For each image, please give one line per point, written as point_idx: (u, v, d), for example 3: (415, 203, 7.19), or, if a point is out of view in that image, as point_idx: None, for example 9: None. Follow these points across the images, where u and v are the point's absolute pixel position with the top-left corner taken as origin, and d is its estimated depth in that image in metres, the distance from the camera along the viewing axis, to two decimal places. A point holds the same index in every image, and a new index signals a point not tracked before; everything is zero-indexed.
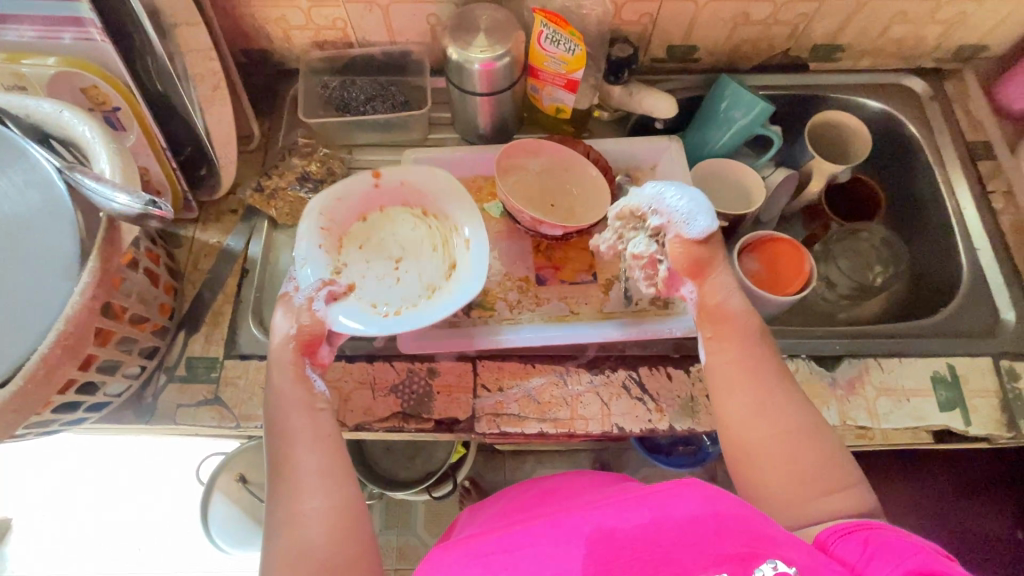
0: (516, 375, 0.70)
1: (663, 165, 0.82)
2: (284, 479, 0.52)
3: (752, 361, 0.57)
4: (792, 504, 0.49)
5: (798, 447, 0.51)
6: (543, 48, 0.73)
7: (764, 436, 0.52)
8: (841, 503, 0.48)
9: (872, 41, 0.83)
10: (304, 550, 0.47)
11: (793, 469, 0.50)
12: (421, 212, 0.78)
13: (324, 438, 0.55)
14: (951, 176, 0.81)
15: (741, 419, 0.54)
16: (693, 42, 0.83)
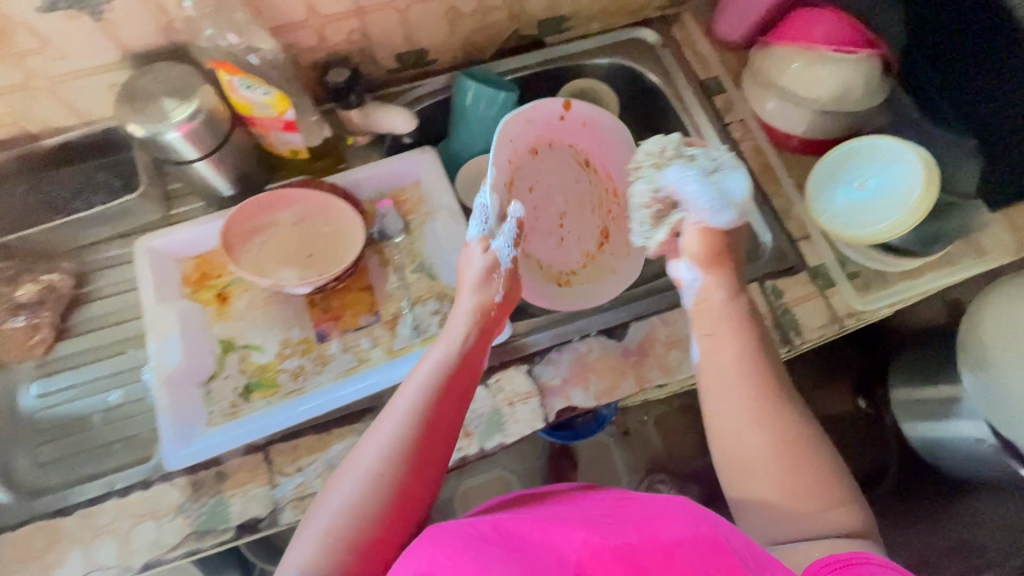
0: (314, 449, 0.66)
1: (424, 178, 0.78)
2: (401, 416, 0.54)
3: (739, 361, 0.58)
4: (804, 515, 0.51)
5: (794, 459, 0.52)
6: (241, 97, 0.66)
7: (758, 450, 0.53)
8: (836, 519, 0.50)
9: (591, 5, 0.83)
10: (376, 492, 0.50)
11: (795, 490, 0.51)
12: (584, 161, 0.80)
13: (460, 391, 0.57)
14: (697, 117, 0.84)
15: (743, 430, 0.54)
16: (419, 47, 0.79)
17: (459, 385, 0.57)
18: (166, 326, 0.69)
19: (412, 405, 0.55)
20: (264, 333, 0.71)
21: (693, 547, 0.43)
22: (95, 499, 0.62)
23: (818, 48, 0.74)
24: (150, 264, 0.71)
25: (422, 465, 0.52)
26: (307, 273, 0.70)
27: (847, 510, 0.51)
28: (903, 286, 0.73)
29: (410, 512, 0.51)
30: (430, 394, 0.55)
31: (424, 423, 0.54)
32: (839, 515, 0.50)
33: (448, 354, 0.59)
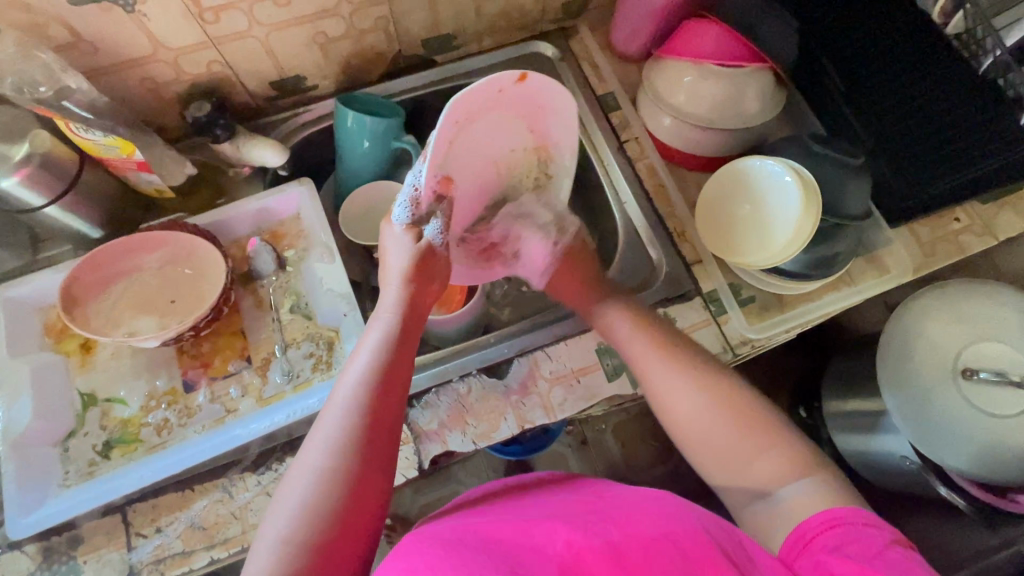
0: (174, 507, 0.62)
1: (303, 213, 0.75)
2: (322, 434, 0.52)
3: (661, 340, 0.62)
4: (740, 474, 0.55)
5: (752, 437, 0.56)
6: (82, 137, 0.62)
7: (690, 419, 0.58)
8: (765, 471, 0.54)
9: (477, 22, 0.80)
10: (316, 510, 0.49)
11: (729, 451, 0.56)
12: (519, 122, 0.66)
13: (393, 389, 0.56)
14: (594, 135, 0.81)
15: (674, 401, 0.59)
16: (294, 73, 0.76)
17: (387, 383, 0.56)
18: (21, 382, 0.65)
19: (332, 421, 0.53)
20: (130, 384, 0.68)
21: (668, 546, 0.46)
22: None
23: (706, 63, 0.71)
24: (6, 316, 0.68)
25: (371, 462, 0.52)
26: (166, 321, 0.67)
27: (785, 455, 0.54)
28: (800, 309, 0.70)
29: (363, 519, 0.50)
30: (364, 403, 0.54)
31: (350, 434, 0.52)
32: (773, 464, 0.54)
33: (369, 361, 0.57)
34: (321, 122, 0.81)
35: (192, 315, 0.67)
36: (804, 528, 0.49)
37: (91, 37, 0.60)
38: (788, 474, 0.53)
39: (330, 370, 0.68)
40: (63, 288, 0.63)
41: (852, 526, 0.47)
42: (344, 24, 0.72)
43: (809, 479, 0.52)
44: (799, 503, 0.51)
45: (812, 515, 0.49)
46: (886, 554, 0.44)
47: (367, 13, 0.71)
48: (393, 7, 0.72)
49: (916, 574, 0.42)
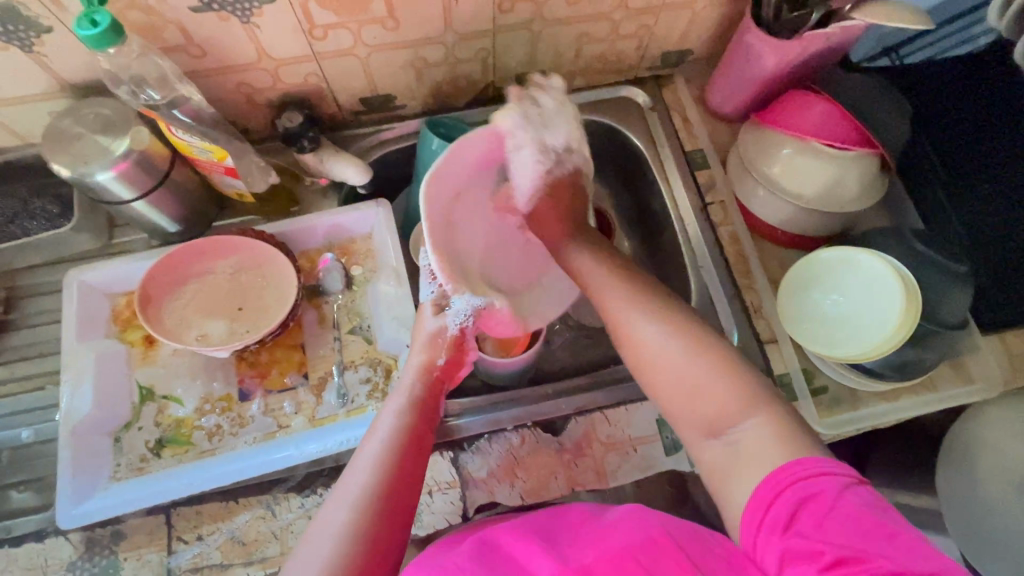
0: (217, 517, 0.62)
1: (376, 234, 0.75)
2: (346, 489, 0.52)
3: (630, 295, 0.58)
4: (692, 410, 0.51)
5: (705, 360, 0.51)
6: (179, 138, 0.62)
7: (656, 354, 0.53)
8: (712, 401, 0.49)
9: (573, 62, 0.78)
10: (337, 557, 0.47)
11: (682, 389, 0.51)
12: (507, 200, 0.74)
13: (418, 450, 0.56)
14: (676, 192, 0.79)
15: (644, 337, 0.54)
16: (385, 92, 0.75)
17: (410, 451, 0.55)
18: (84, 368, 0.66)
19: (357, 477, 0.52)
20: (188, 383, 0.68)
21: (640, 552, 0.48)
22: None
23: (811, 140, 0.67)
24: (77, 299, 0.69)
25: (396, 520, 0.51)
26: (234, 327, 0.68)
27: (733, 386, 0.49)
28: (876, 408, 0.67)
29: (382, 575, 0.48)
30: (393, 458, 0.54)
31: (377, 493, 0.51)
32: (725, 402, 0.49)
33: (397, 417, 0.58)
34: (403, 141, 0.79)
35: (260, 328, 0.67)
36: (762, 490, 0.44)
37: (201, 40, 0.60)
38: (738, 415, 0.48)
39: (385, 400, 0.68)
40: (143, 286, 0.64)
41: (804, 481, 0.42)
42: (444, 52, 0.71)
43: (758, 418, 0.47)
44: (749, 442, 0.46)
45: (765, 475, 0.44)
46: (837, 506, 0.41)
47: (470, 44, 0.71)
48: (496, 40, 0.71)
49: (862, 522, 0.39)
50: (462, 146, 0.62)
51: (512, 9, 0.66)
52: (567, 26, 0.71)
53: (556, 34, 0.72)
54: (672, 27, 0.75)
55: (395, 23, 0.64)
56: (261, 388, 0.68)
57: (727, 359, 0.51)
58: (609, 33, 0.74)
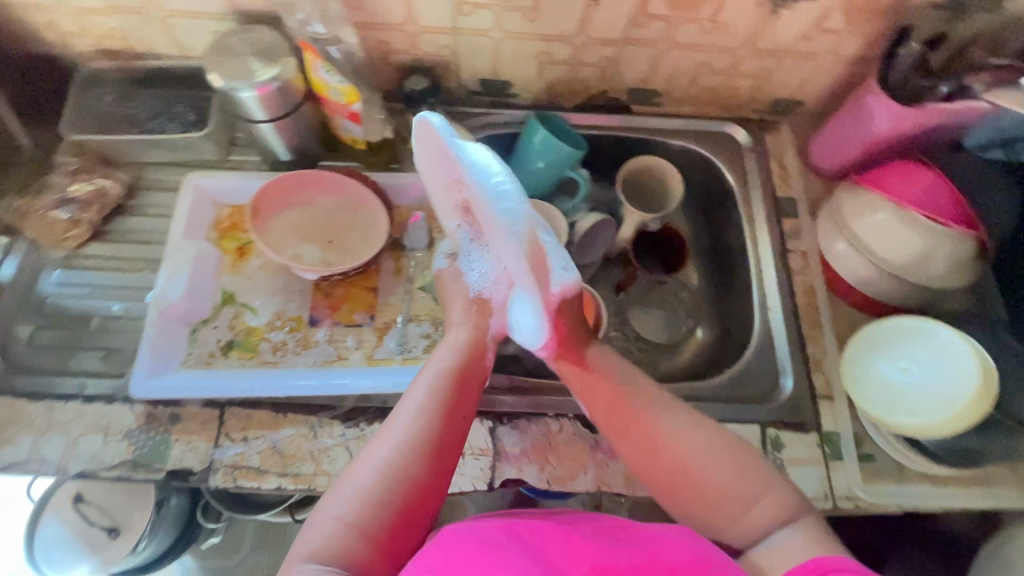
0: (264, 425, 0.66)
1: None
2: (391, 440, 0.55)
3: (664, 397, 0.60)
4: (736, 522, 0.53)
5: (734, 457, 0.56)
6: (319, 77, 0.68)
7: (682, 466, 0.56)
8: (756, 516, 0.53)
9: (686, 89, 0.80)
10: (373, 490, 0.52)
11: (731, 494, 0.54)
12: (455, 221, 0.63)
13: (454, 416, 0.58)
14: (756, 232, 0.80)
15: (679, 439, 0.56)
16: (504, 78, 0.80)
17: (449, 408, 0.58)
18: (184, 260, 0.72)
19: (399, 429, 0.56)
20: (266, 298, 0.73)
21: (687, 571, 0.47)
22: (64, 396, 0.66)
23: (909, 208, 0.67)
24: (191, 201, 0.76)
25: (428, 480, 0.54)
26: (324, 256, 0.74)
27: (777, 503, 0.53)
28: (922, 490, 0.65)
29: (411, 532, 0.52)
30: (425, 420, 0.56)
31: (418, 449, 0.54)
32: (768, 511, 0.53)
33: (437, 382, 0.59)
34: (508, 127, 0.83)
35: (347, 262, 0.74)
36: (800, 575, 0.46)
37: None
38: (784, 517, 0.52)
39: None
40: (254, 199, 0.71)
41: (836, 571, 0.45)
42: (570, 52, 0.74)
43: (798, 524, 0.52)
44: (782, 548, 0.50)
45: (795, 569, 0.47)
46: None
47: (596, 50, 0.74)
48: (622, 52, 0.74)
49: None
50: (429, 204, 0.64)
51: (647, 25, 0.69)
52: (693, 52, 0.73)
53: (679, 58, 0.75)
54: (791, 75, 0.77)
55: (536, 16, 0.69)
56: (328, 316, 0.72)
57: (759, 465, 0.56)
58: (730, 68, 0.76)
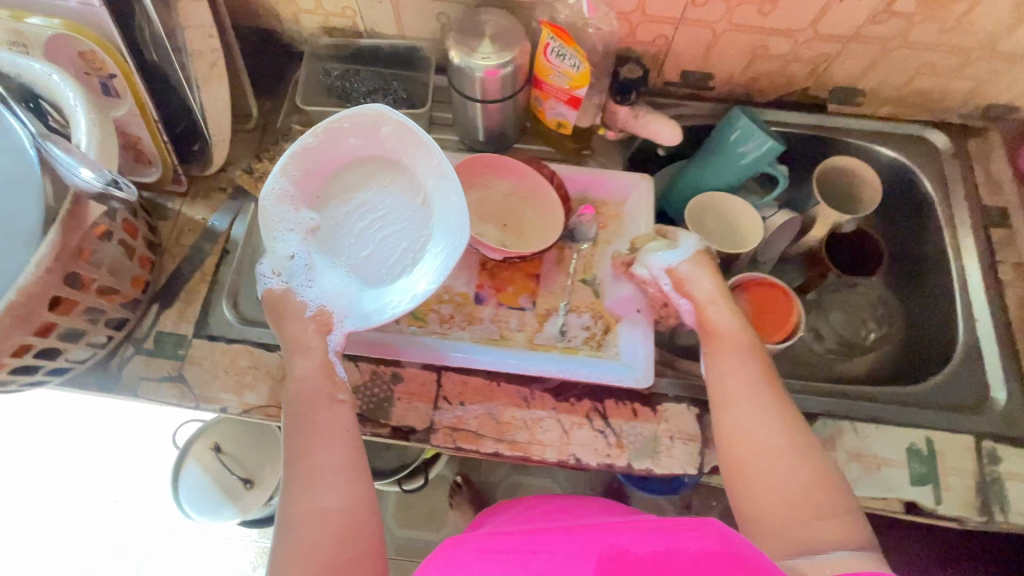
0: (479, 392, 0.69)
1: (631, 203, 0.80)
2: (326, 475, 0.56)
3: (754, 377, 0.61)
4: (792, 534, 0.50)
5: (804, 467, 0.54)
6: (548, 60, 0.70)
7: (760, 453, 0.56)
8: (824, 531, 0.50)
9: (896, 90, 0.79)
10: (326, 521, 0.53)
11: (794, 497, 0.52)
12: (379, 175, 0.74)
13: (310, 432, 0.59)
14: (960, 240, 0.77)
15: (751, 433, 0.57)
16: (707, 70, 0.80)
17: (322, 407, 0.61)
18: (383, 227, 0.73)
19: (335, 460, 0.57)
20: (472, 271, 0.76)
21: (721, 563, 0.39)
22: (235, 338, 0.71)
23: None
24: None
25: (356, 507, 0.55)
26: (503, 239, 0.77)
27: (839, 525, 0.50)
28: None
29: (374, 559, 0.53)
30: (302, 438, 0.59)
31: (355, 487, 0.56)
32: (831, 529, 0.50)
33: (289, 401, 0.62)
34: (699, 120, 0.85)
35: (524, 245, 0.76)
36: None
37: None
38: (840, 540, 0.49)
39: (599, 350, 0.72)
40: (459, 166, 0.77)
41: None
42: (789, 47, 0.74)
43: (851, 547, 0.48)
44: (835, 560, 0.47)
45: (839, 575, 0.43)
46: None
47: (817, 46, 0.73)
48: (844, 49, 0.73)
49: None
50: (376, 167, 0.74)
51: (885, 21, 0.68)
52: (921, 52, 0.72)
53: (902, 57, 0.73)
54: (1018, 79, 0.74)
55: (770, 9, 0.69)
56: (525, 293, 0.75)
57: (824, 475, 0.53)
58: (954, 69, 0.74)
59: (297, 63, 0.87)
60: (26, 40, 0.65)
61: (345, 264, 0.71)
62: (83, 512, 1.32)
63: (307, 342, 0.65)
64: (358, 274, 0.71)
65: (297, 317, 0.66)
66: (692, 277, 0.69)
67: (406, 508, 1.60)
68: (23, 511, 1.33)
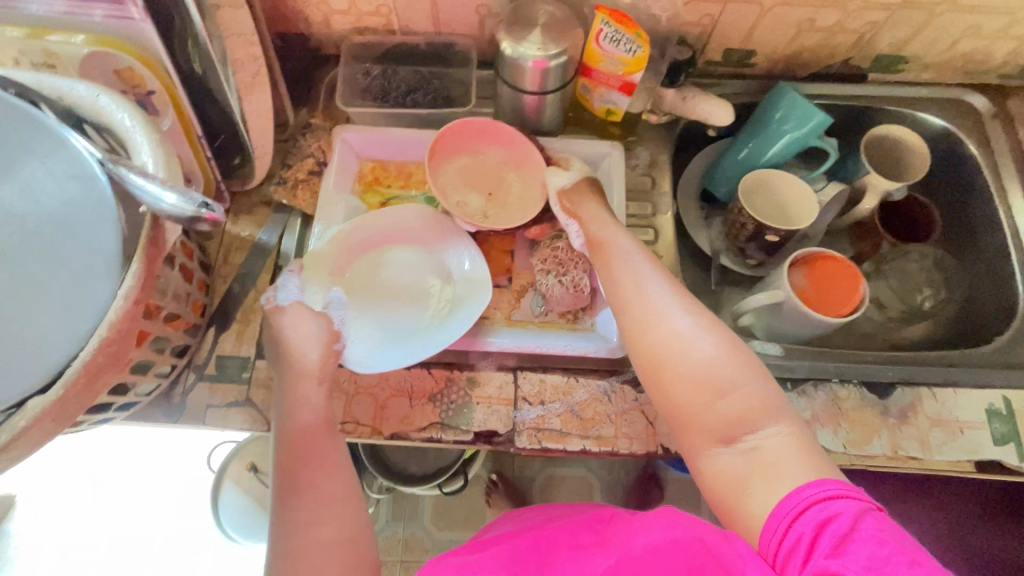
0: (559, 390, 0.68)
1: (602, 169, 0.78)
2: (327, 472, 0.55)
3: (648, 279, 0.59)
4: (705, 413, 0.50)
5: (719, 348, 0.52)
6: (601, 47, 0.68)
7: (660, 341, 0.54)
8: (731, 408, 0.49)
9: (939, 54, 0.79)
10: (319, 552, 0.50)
11: (705, 379, 0.51)
12: (421, 264, 0.72)
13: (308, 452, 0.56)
14: (1012, 200, 0.78)
15: (668, 321, 0.54)
16: (752, 47, 0.79)
17: (317, 432, 0.58)
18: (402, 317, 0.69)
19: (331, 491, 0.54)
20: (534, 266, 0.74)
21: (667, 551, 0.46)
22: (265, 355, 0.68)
23: None
24: (416, 138, 0.77)
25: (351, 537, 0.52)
26: (486, 208, 0.73)
27: (752, 398, 0.50)
28: None
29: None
30: (289, 458, 0.56)
31: (338, 515, 0.53)
32: (741, 404, 0.49)
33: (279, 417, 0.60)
34: (742, 97, 0.84)
35: (500, 219, 0.72)
36: (774, 522, 0.44)
37: None
38: (752, 419, 0.49)
39: (575, 323, 0.71)
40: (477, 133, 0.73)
41: (810, 511, 0.43)
42: (837, 18, 0.73)
43: (781, 426, 0.49)
44: (770, 445, 0.48)
45: (776, 505, 0.45)
46: (851, 535, 0.40)
47: (865, 15, 0.73)
48: (892, 16, 0.73)
49: (883, 548, 0.39)
50: (415, 249, 0.73)
51: None
52: (967, 15, 0.72)
53: (950, 20, 0.73)
54: None
55: None
56: (578, 277, 0.70)
57: (731, 351, 0.52)
58: (999, 30, 0.74)
59: (326, 66, 0.84)
60: (54, 61, 0.61)
61: (371, 322, 0.68)
62: (109, 545, 1.29)
63: (301, 367, 0.61)
64: (383, 333, 0.68)
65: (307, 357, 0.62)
66: (587, 215, 0.67)
67: (442, 509, 1.52)
68: (47, 548, 1.29)
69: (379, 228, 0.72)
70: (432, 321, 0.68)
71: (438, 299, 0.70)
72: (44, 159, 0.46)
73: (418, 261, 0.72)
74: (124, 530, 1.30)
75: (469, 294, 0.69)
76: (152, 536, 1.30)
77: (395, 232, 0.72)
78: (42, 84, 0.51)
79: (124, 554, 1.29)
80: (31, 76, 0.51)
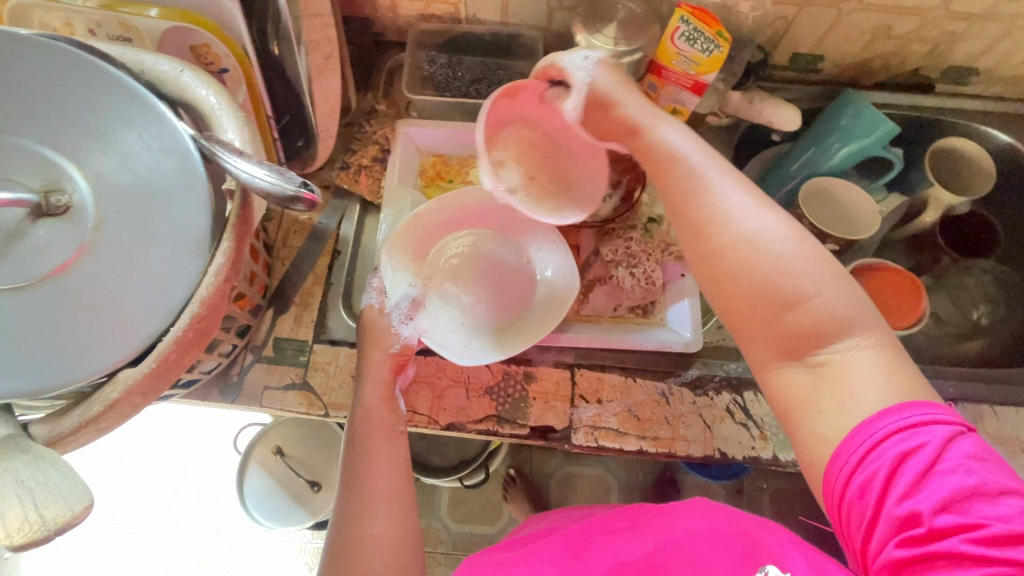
0: (617, 389, 0.67)
1: None
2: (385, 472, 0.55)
3: (711, 176, 0.50)
4: (772, 324, 0.45)
5: (794, 249, 0.45)
6: (675, 45, 0.66)
7: (723, 243, 0.47)
8: (802, 320, 0.44)
9: (1012, 68, 0.78)
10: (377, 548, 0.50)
11: (773, 290, 0.45)
12: (499, 255, 0.73)
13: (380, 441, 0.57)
14: None
15: (732, 220, 0.47)
16: (821, 52, 0.78)
17: (386, 424, 0.59)
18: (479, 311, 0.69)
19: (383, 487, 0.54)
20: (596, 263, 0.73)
21: (705, 541, 0.48)
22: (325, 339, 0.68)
23: None
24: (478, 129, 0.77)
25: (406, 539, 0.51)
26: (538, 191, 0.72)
27: (830, 307, 0.44)
28: None
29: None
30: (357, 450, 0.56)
31: (397, 508, 0.53)
32: (816, 314, 0.44)
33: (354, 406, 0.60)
34: (805, 103, 0.83)
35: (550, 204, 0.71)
36: (847, 459, 0.42)
37: None
38: (829, 330, 0.44)
39: (645, 317, 0.71)
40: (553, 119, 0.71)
41: (886, 447, 0.40)
42: (914, 27, 0.72)
43: (862, 339, 0.44)
44: (846, 361, 0.43)
45: (846, 437, 0.42)
46: (929, 474, 0.40)
47: (942, 25, 0.72)
48: (971, 27, 0.72)
49: (958, 486, 0.39)
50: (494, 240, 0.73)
51: None
52: None
53: None
54: None
55: None
56: (651, 269, 0.72)
57: (808, 253, 0.45)
58: None
59: (387, 52, 0.83)
60: (132, 33, 0.60)
61: (449, 311, 0.68)
62: (130, 521, 1.30)
63: (381, 376, 0.61)
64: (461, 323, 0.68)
65: (385, 349, 0.62)
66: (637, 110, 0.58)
67: (459, 501, 1.52)
68: None
69: (461, 216, 0.72)
70: (512, 317, 0.69)
71: (516, 295, 0.70)
72: (139, 130, 0.45)
73: (496, 253, 0.73)
74: (145, 506, 1.31)
75: (549, 295, 0.69)
76: (173, 514, 1.31)
77: (476, 219, 0.73)
78: (127, 56, 0.51)
79: (145, 530, 1.29)
80: (117, 48, 0.50)
